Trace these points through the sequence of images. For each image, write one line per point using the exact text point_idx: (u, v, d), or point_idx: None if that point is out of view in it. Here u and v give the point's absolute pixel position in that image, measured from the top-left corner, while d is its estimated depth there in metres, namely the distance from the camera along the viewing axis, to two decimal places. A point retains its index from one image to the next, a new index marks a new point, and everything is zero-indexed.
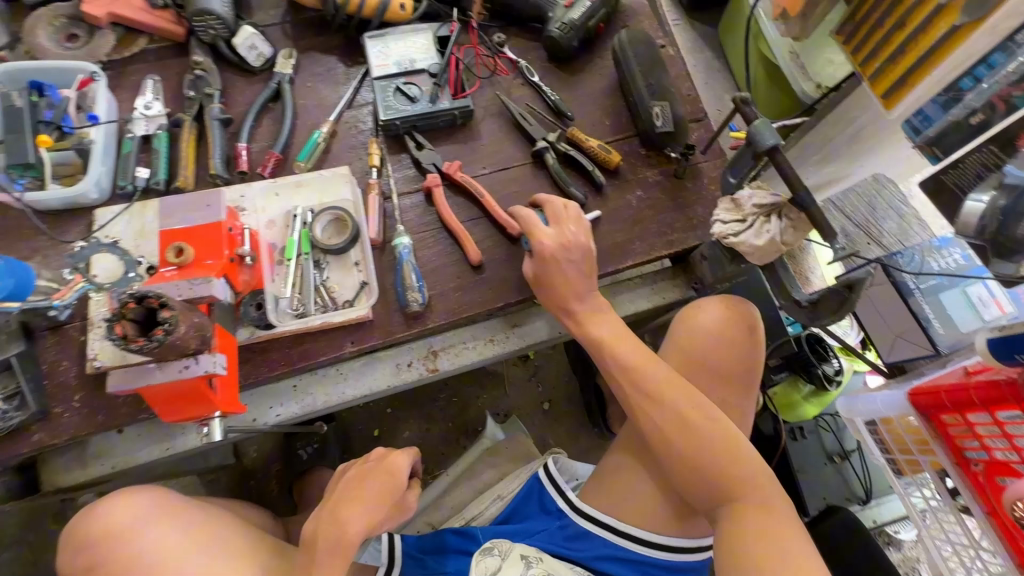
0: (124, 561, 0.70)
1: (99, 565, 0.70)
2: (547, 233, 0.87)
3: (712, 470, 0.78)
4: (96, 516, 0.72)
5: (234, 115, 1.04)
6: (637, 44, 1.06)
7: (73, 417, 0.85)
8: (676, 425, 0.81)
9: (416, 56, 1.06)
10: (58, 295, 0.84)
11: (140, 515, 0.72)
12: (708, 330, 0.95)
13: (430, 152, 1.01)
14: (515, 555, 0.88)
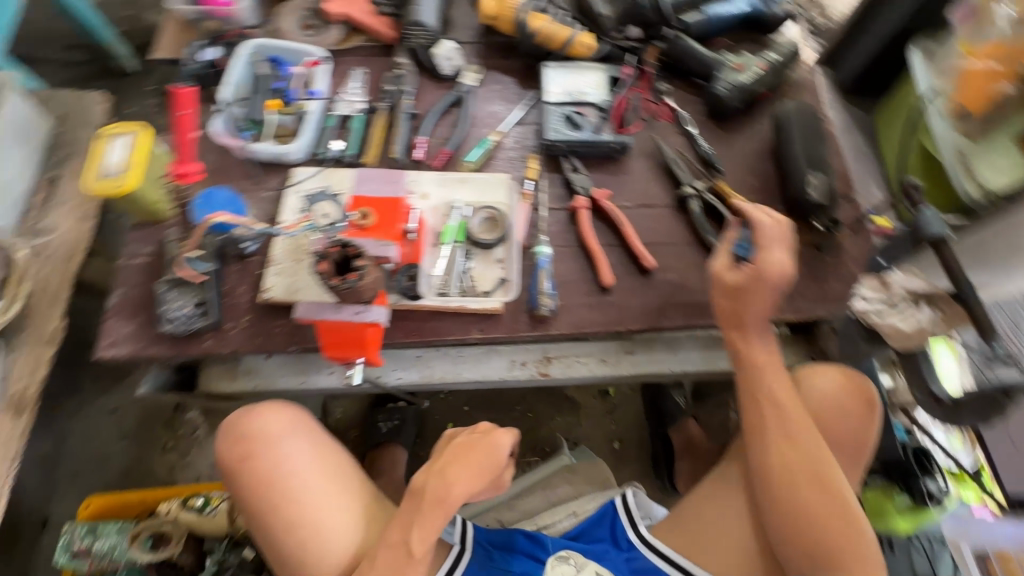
0: (265, 463, 0.82)
1: (246, 461, 0.83)
2: (773, 258, 0.89)
3: (823, 533, 0.86)
4: (250, 420, 0.85)
5: (420, 113, 1.18)
6: (802, 114, 1.09)
7: (239, 335, 0.98)
8: (804, 468, 0.88)
9: (588, 90, 1.16)
10: (289, 226, 1.02)
11: (282, 428, 0.85)
12: (822, 396, 0.95)
13: (583, 178, 1.10)
14: (590, 569, 0.94)
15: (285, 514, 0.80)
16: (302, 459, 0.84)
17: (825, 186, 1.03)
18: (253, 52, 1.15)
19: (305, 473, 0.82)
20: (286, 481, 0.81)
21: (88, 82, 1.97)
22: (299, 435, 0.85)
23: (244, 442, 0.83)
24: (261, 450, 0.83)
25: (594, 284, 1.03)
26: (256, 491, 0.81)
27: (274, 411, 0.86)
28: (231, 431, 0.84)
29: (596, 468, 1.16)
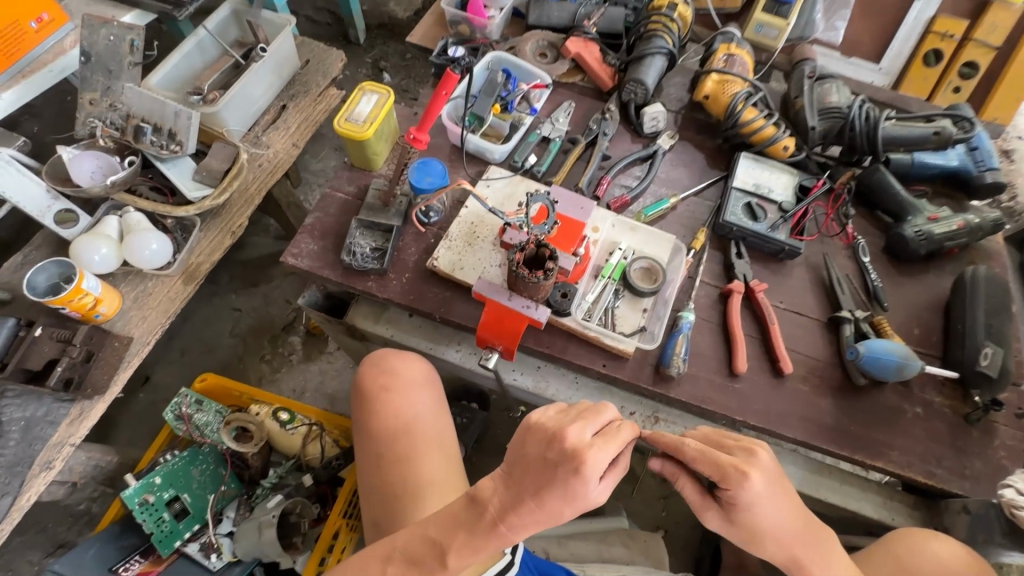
0: (399, 401, 0.94)
1: (383, 392, 0.94)
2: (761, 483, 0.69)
3: None
4: (398, 362, 0.98)
5: (611, 156, 1.28)
6: (994, 284, 1.05)
7: (397, 286, 1.09)
8: None
9: (775, 188, 1.21)
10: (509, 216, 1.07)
11: (420, 379, 0.96)
12: (940, 562, 0.84)
13: (745, 265, 1.13)
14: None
15: (396, 451, 0.90)
16: (426, 415, 0.94)
17: (1001, 362, 0.98)
18: (491, 61, 1.31)
19: (424, 427, 0.92)
20: (408, 424, 0.92)
21: (324, 40, 2.29)
22: (429, 391, 0.96)
23: (388, 376, 0.95)
24: (399, 388, 0.94)
25: (725, 366, 1.04)
26: (380, 419, 0.92)
27: (420, 364, 0.98)
28: (382, 362, 0.97)
29: (656, 544, 1.12)
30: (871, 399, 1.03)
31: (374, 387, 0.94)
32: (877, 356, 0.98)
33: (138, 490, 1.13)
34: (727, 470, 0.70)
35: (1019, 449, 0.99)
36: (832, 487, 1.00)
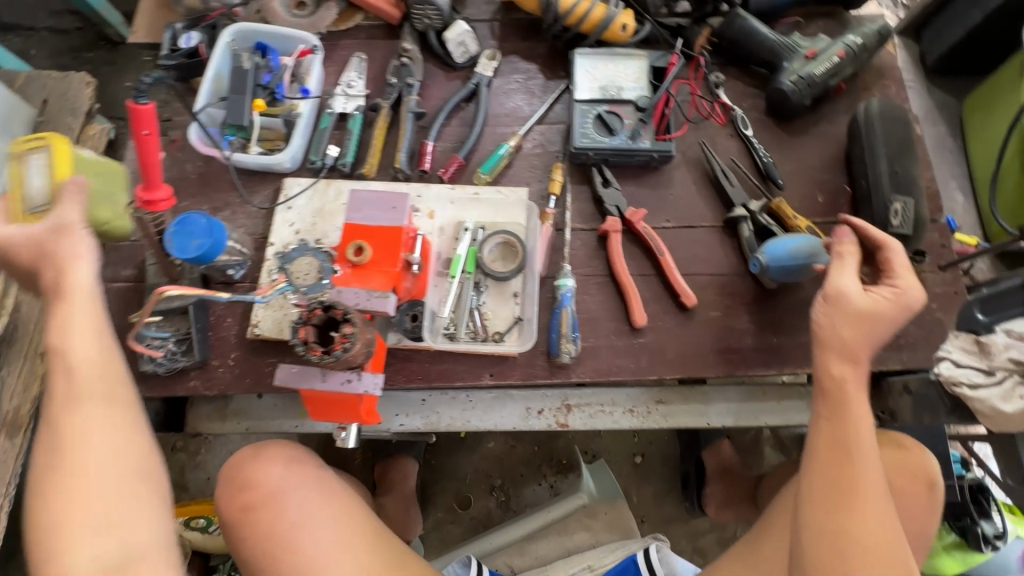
0: (272, 517, 0.76)
1: (251, 510, 0.76)
2: (910, 283, 0.68)
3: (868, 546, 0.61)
4: (256, 467, 0.79)
5: (427, 110, 1.02)
6: (891, 119, 0.89)
7: (226, 374, 0.89)
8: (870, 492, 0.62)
9: (625, 84, 0.97)
10: (262, 290, 0.81)
11: (288, 479, 0.78)
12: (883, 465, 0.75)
13: (615, 193, 0.94)
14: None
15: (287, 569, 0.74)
16: (316, 520, 0.76)
17: (913, 215, 0.84)
18: (234, 38, 0.98)
19: (316, 536, 0.75)
20: (293, 537, 0.75)
21: (81, 53, 1.82)
22: (309, 483, 0.79)
23: (248, 492, 0.77)
24: (264, 503, 0.76)
25: (624, 322, 0.90)
26: (258, 544, 0.75)
27: (287, 465, 0.79)
28: (237, 475, 0.79)
29: (619, 512, 1.07)
30: (789, 299, 0.90)
31: (236, 511, 0.77)
32: (781, 261, 0.84)
33: None
34: (898, 272, 0.69)
35: (950, 295, 0.89)
36: (770, 408, 0.90)
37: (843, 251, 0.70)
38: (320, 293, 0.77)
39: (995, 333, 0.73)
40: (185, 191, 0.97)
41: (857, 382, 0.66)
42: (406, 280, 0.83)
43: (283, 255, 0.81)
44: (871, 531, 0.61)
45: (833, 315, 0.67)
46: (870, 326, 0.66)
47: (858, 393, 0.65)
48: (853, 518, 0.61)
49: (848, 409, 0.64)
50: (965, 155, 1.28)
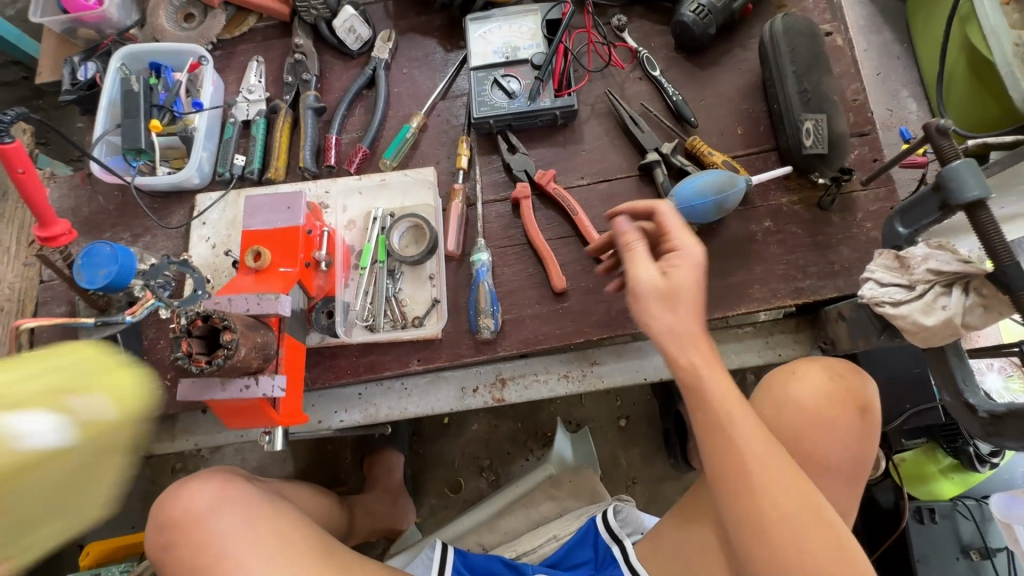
0: (201, 545, 0.76)
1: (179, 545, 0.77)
2: (691, 240, 0.66)
3: (799, 536, 0.55)
4: (177, 502, 0.79)
5: (328, 103, 1.00)
6: (797, 33, 0.83)
7: (164, 396, 0.90)
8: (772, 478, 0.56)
9: (520, 44, 0.94)
10: (130, 311, 0.83)
11: (211, 504, 0.79)
12: (803, 407, 0.71)
13: (522, 157, 0.91)
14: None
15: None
16: (240, 544, 0.76)
17: (826, 133, 0.79)
18: (123, 62, 0.97)
19: (242, 552, 0.75)
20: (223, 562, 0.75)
21: None
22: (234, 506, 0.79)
23: (173, 526, 0.78)
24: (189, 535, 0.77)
25: (547, 289, 0.87)
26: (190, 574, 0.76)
27: (206, 490, 0.80)
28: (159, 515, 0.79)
29: (582, 478, 1.07)
30: (714, 240, 0.87)
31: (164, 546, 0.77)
32: (691, 203, 0.79)
33: None
34: (672, 234, 0.66)
35: (886, 211, 0.85)
36: None
37: (629, 242, 0.67)
38: (195, 301, 0.79)
39: (916, 244, 0.69)
40: (105, 223, 0.98)
41: (707, 358, 0.61)
42: (316, 279, 0.83)
43: (146, 271, 0.82)
44: (784, 507, 0.56)
45: (640, 309, 0.64)
46: (677, 303, 0.62)
47: (712, 369, 0.60)
48: (761, 497, 0.56)
49: (705, 390, 0.59)
50: (914, 59, 1.20)
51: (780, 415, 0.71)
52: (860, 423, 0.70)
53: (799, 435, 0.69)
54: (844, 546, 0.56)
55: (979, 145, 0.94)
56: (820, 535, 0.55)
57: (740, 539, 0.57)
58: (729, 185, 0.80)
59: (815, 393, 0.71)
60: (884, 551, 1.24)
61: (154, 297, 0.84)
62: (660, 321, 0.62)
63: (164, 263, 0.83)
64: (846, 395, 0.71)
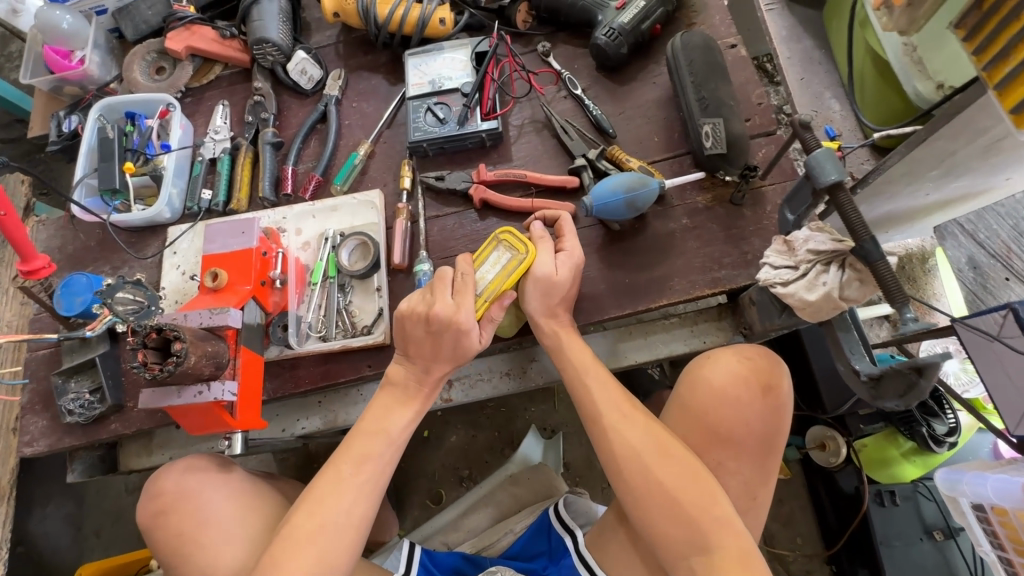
0: (183, 516, 0.84)
1: (165, 513, 0.84)
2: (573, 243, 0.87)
3: (643, 465, 0.74)
4: (165, 480, 0.87)
5: (286, 138, 1.10)
6: (694, 48, 0.92)
7: (140, 413, 0.98)
8: (620, 424, 0.78)
9: (453, 74, 1.03)
10: (90, 327, 0.89)
11: (193, 484, 0.86)
12: (715, 387, 0.80)
13: (456, 174, 0.99)
14: None
15: (199, 564, 0.81)
16: (223, 516, 0.84)
17: (724, 134, 0.87)
18: (101, 113, 1.08)
19: (222, 523, 0.83)
20: (204, 533, 0.82)
21: None
22: (215, 482, 0.87)
23: (161, 499, 0.85)
24: (177, 505, 0.84)
25: None
26: (172, 541, 0.83)
27: (195, 470, 0.87)
28: (152, 486, 0.87)
29: (539, 474, 1.12)
30: (636, 239, 0.94)
31: (150, 515, 0.84)
32: (605, 200, 0.87)
33: None
34: (566, 235, 0.87)
35: None
36: (638, 345, 0.94)
37: (538, 241, 0.86)
38: (150, 318, 0.89)
39: (801, 229, 0.75)
40: (88, 257, 1.07)
41: (565, 330, 0.87)
42: (272, 295, 0.91)
43: (102, 292, 0.88)
44: (630, 439, 0.76)
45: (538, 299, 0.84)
46: (553, 294, 0.84)
47: (570, 335, 0.86)
48: (614, 440, 0.77)
49: (565, 349, 0.85)
50: (834, 62, 1.28)
51: (693, 395, 0.81)
52: (763, 401, 0.80)
53: (705, 410, 0.80)
54: (687, 467, 0.74)
55: (884, 136, 1.01)
56: (658, 456, 0.74)
57: (605, 465, 0.78)
58: (641, 185, 0.87)
59: (725, 376, 0.80)
60: (851, 535, 1.26)
61: (110, 312, 0.90)
62: (534, 304, 0.85)
63: (120, 285, 0.90)
64: (753, 377, 0.80)
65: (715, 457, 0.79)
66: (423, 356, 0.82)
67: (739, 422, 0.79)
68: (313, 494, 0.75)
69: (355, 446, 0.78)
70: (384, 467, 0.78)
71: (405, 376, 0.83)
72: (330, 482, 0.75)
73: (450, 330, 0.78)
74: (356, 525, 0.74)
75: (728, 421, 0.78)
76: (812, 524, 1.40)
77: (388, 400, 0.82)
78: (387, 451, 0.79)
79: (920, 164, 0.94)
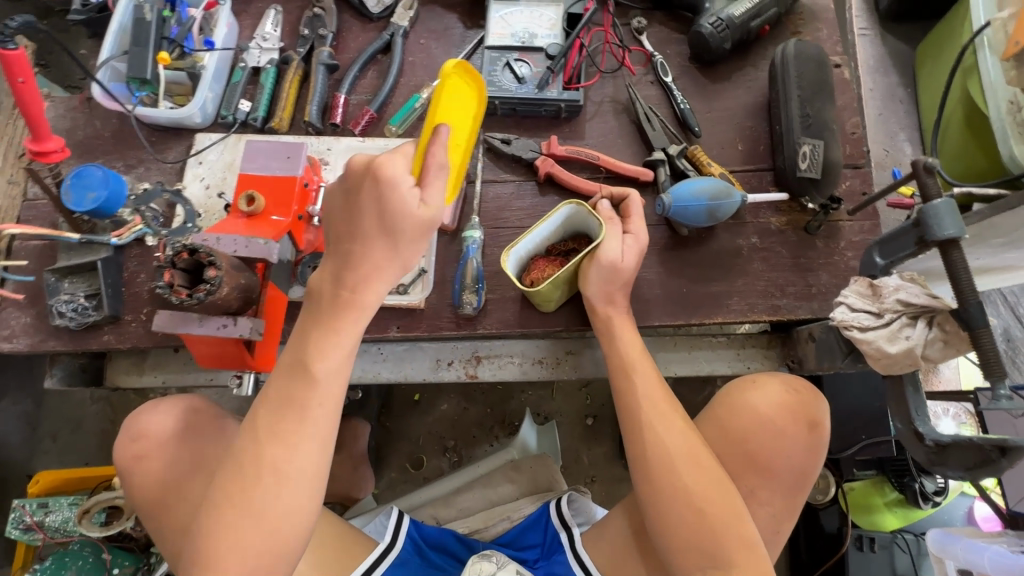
0: (165, 461, 0.77)
1: (147, 456, 0.78)
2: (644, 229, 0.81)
3: (674, 469, 0.69)
4: (151, 417, 0.80)
5: (342, 62, 0.99)
6: (806, 59, 0.86)
7: (138, 328, 0.90)
8: (659, 423, 0.72)
9: (539, 32, 0.95)
10: (116, 233, 0.88)
11: (180, 426, 0.79)
12: (758, 410, 0.73)
13: (524, 141, 0.92)
14: (511, 566, 0.82)
15: (176, 519, 0.75)
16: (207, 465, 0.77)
17: (822, 158, 0.83)
18: None
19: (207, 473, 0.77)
20: (183, 484, 0.76)
21: None
22: (204, 429, 0.80)
23: (143, 438, 0.78)
24: (157, 452, 0.78)
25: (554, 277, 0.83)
26: (152, 490, 0.77)
27: (182, 413, 0.80)
28: (133, 426, 0.80)
29: (542, 466, 1.09)
30: (701, 248, 0.89)
31: (130, 457, 0.77)
32: (684, 203, 0.81)
33: None
34: (638, 221, 0.82)
35: (867, 243, 0.87)
36: (680, 358, 0.91)
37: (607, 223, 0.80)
38: (184, 235, 0.89)
39: (890, 276, 0.72)
40: (99, 149, 0.97)
41: (619, 319, 0.80)
42: (306, 232, 0.84)
43: (137, 196, 0.88)
44: (666, 439, 0.71)
45: (608, 284, 0.79)
46: (617, 282, 0.79)
47: (623, 324, 0.80)
48: (648, 437, 0.72)
49: (614, 338, 0.79)
50: (915, 105, 1.24)
51: (731, 416, 0.74)
52: (805, 437, 0.73)
53: (742, 435, 0.73)
54: (720, 480, 0.68)
55: (967, 193, 0.97)
56: (689, 462, 0.69)
57: (632, 465, 0.72)
58: (724, 194, 0.82)
59: (772, 403, 0.73)
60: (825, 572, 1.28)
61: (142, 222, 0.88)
62: (594, 291, 0.79)
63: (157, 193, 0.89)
64: (798, 411, 0.73)
65: (746, 482, 0.73)
66: (345, 226, 0.66)
67: (778, 451, 0.72)
68: (241, 450, 0.63)
69: (296, 393, 0.64)
70: (326, 414, 0.64)
71: (325, 286, 0.67)
72: (261, 435, 0.63)
73: (375, 180, 0.63)
74: (300, 478, 0.62)
75: (768, 448, 0.72)
76: (782, 559, 1.42)
77: (311, 329, 0.66)
78: (324, 396, 0.64)
79: (997, 230, 0.92)
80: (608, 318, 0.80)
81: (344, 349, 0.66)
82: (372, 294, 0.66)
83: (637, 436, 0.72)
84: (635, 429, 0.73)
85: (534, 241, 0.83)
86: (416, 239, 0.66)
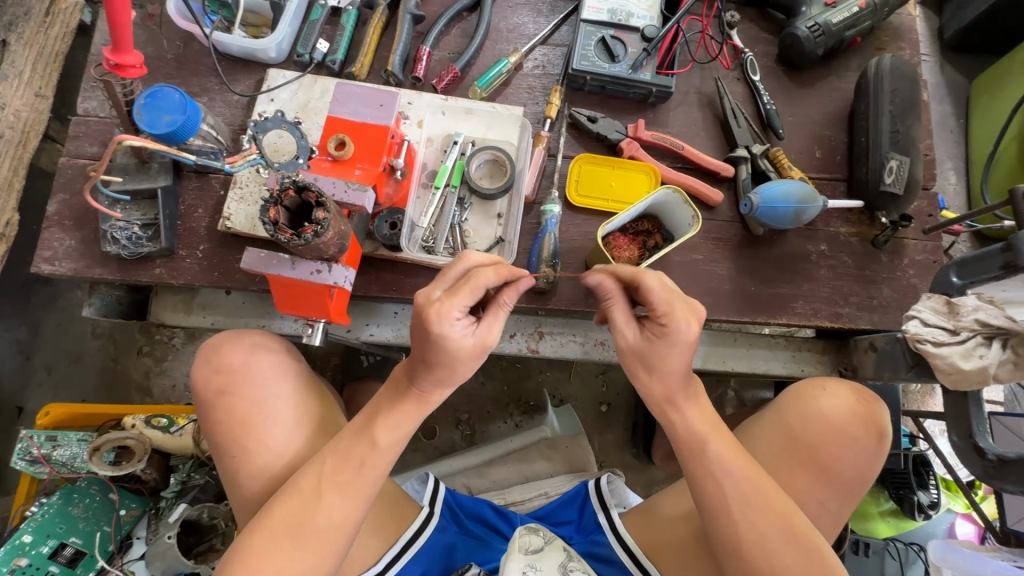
0: (249, 403, 0.74)
1: (230, 391, 0.74)
2: (681, 310, 0.66)
3: (774, 556, 0.65)
4: (229, 351, 0.77)
5: (428, 15, 0.96)
6: (901, 76, 0.88)
7: (193, 266, 0.85)
8: (761, 512, 0.66)
9: (635, 12, 0.93)
10: (229, 160, 0.78)
11: (258, 366, 0.76)
12: (827, 420, 0.76)
13: (609, 122, 0.91)
14: (557, 544, 0.83)
15: (258, 462, 0.72)
16: (284, 412, 0.74)
17: (905, 175, 0.85)
18: None
19: (283, 421, 0.74)
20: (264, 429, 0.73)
21: None
22: (285, 373, 0.77)
23: (224, 373, 0.75)
24: (242, 387, 0.74)
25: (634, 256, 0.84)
26: (227, 430, 0.73)
27: (259, 350, 0.78)
28: (212, 356, 0.76)
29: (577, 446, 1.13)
30: (772, 249, 0.90)
31: (214, 390, 0.74)
32: (772, 204, 0.83)
33: (6, 556, 0.99)
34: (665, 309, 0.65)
35: (929, 263, 0.90)
36: (737, 354, 0.94)
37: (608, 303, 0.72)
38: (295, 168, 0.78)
39: (967, 295, 0.74)
40: (161, 71, 0.91)
41: (696, 397, 0.71)
42: (387, 186, 0.81)
43: (255, 123, 0.79)
44: (760, 524, 0.66)
45: (667, 383, 0.69)
46: (657, 372, 0.69)
47: (706, 408, 0.71)
48: (745, 525, 0.66)
49: (694, 414, 0.70)
50: (965, 136, 1.28)
51: (803, 423, 0.77)
52: (870, 449, 0.76)
53: (817, 446, 0.75)
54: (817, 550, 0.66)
55: None
56: (787, 536, 0.65)
57: (719, 537, 0.68)
58: (810, 199, 0.83)
59: (840, 410, 0.77)
60: None
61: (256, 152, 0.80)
62: (650, 383, 0.70)
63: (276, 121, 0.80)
64: (862, 424, 0.76)
65: (815, 495, 0.75)
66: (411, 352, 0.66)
67: (843, 464, 0.75)
68: (292, 493, 0.65)
69: (353, 440, 0.68)
70: (372, 480, 0.67)
71: (403, 371, 0.69)
72: (353, 435, 0.68)
73: (424, 330, 0.62)
74: (341, 533, 0.65)
75: (831, 459, 0.75)
76: None
77: (386, 401, 0.69)
78: (376, 456, 0.67)
79: None
80: (673, 414, 0.71)
81: (403, 430, 0.68)
82: (436, 392, 0.69)
83: (732, 525, 0.67)
84: (733, 511, 0.67)
85: (620, 223, 0.82)
86: (472, 361, 0.65)
